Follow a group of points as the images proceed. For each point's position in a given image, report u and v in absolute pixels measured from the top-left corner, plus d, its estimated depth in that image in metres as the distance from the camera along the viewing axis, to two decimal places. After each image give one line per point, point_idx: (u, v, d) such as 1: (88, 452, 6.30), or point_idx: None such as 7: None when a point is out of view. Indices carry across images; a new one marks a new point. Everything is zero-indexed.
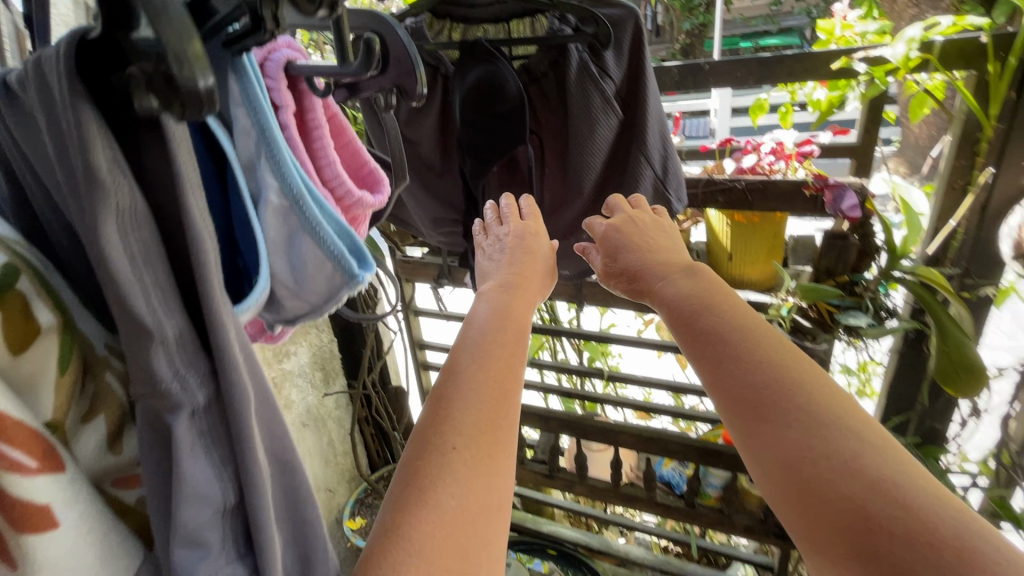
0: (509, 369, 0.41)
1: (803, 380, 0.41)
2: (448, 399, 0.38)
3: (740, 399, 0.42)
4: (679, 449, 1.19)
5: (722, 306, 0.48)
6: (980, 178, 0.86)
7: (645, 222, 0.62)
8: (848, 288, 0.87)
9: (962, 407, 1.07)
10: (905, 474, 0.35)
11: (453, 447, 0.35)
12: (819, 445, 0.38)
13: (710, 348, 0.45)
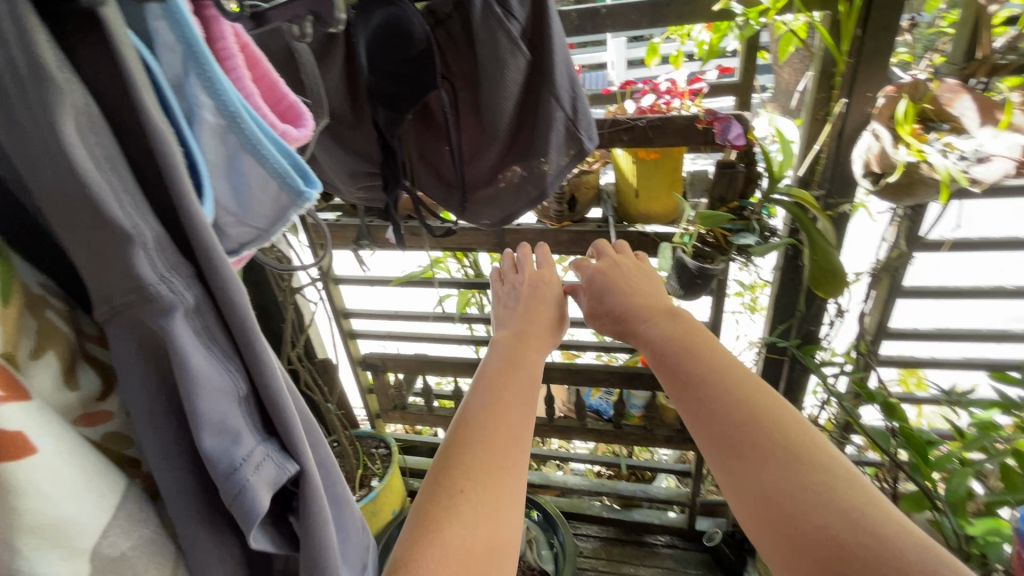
0: (515, 418, 0.53)
1: (781, 424, 0.51)
2: (459, 449, 0.49)
3: (716, 432, 0.53)
4: (604, 377, 1.30)
5: (700, 351, 0.60)
6: (836, 108, 1.00)
7: (626, 271, 0.79)
8: (738, 212, 0.98)
9: (830, 309, 1.26)
10: (870, 506, 0.45)
11: (460, 492, 0.45)
12: (796, 481, 0.47)
13: (691, 388, 0.57)
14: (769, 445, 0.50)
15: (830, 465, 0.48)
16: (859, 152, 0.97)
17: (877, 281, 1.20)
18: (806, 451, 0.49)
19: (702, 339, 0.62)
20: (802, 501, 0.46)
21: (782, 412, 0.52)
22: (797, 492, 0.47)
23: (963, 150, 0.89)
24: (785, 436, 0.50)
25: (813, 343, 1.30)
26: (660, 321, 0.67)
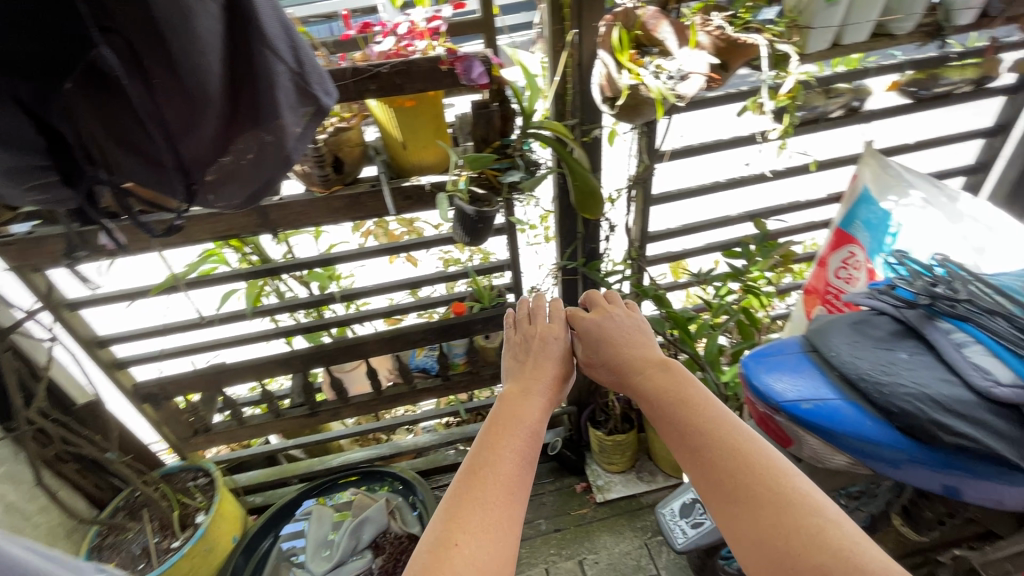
0: (514, 470, 0.68)
1: (778, 472, 0.60)
2: (463, 500, 0.63)
3: (710, 476, 0.63)
4: (419, 335, 1.31)
5: (692, 405, 0.71)
6: (569, 38, 1.07)
7: (621, 334, 0.93)
8: (502, 151, 1.00)
9: (604, 227, 1.44)
10: (857, 541, 0.52)
11: (455, 544, 0.58)
12: (792, 522, 0.55)
13: (691, 439, 0.67)
14: (768, 494, 0.58)
15: (820, 510, 0.56)
16: (596, 78, 1.06)
17: (632, 194, 1.37)
18: (801, 500, 0.57)
19: (694, 394, 0.73)
20: (806, 543, 0.53)
21: (777, 465, 0.61)
22: (799, 534, 0.54)
23: (668, 70, 1.03)
24: (779, 484, 0.59)
25: (595, 259, 1.47)
26: (649, 374, 0.82)
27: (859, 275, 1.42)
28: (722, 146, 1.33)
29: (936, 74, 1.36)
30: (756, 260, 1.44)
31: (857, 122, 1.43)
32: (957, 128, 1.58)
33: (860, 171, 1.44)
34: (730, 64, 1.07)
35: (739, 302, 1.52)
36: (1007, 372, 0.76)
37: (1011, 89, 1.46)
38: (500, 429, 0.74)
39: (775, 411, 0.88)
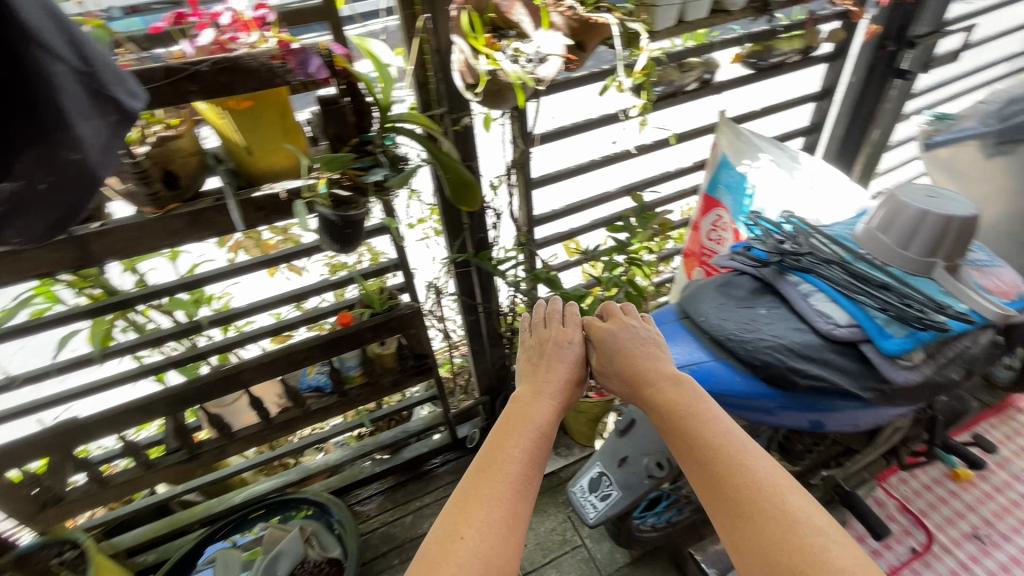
0: (523, 474, 0.75)
1: (780, 487, 0.64)
2: (472, 501, 0.70)
3: (716, 490, 0.67)
4: (306, 352, 1.22)
5: (705, 418, 0.75)
6: (423, 24, 1.04)
7: (628, 337, 0.91)
8: (362, 148, 0.93)
9: (490, 215, 1.42)
10: (844, 553, 0.57)
11: (461, 537, 0.66)
12: (790, 537, 0.60)
13: (701, 451, 0.71)
14: (771, 511, 0.62)
15: (819, 527, 0.60)
16: (456, 68, 1.02)
17: (513, 179, 1.37)
18: (801, 515, 0.61)
19: (705, 407, 0.77)
20: (802, 560, 0.58)
21: (778, 481, 0.65)
22: (795, 552, 0.58)
23: (528, 52, 0.99)
24: (780, 499, 0.63)
25: (485, 249, 1.45)
26: (664, 382, 0.83)
27: (727, 236, 1.53)
28: (592, 125, 1.37)
29: (770, 46, 1.50)
30: (637, 232, 1.51)
31: (710, 94, 1.54)
32: (792, 94, 1.76)
33: (718, 140, 1.54)
34: (586, 44, 1.08)
35: (627, 273, 1.59)
36: (842, 313, 0.87)
37: (830, 57, 1.65)
38: (515, 435, 0.80)
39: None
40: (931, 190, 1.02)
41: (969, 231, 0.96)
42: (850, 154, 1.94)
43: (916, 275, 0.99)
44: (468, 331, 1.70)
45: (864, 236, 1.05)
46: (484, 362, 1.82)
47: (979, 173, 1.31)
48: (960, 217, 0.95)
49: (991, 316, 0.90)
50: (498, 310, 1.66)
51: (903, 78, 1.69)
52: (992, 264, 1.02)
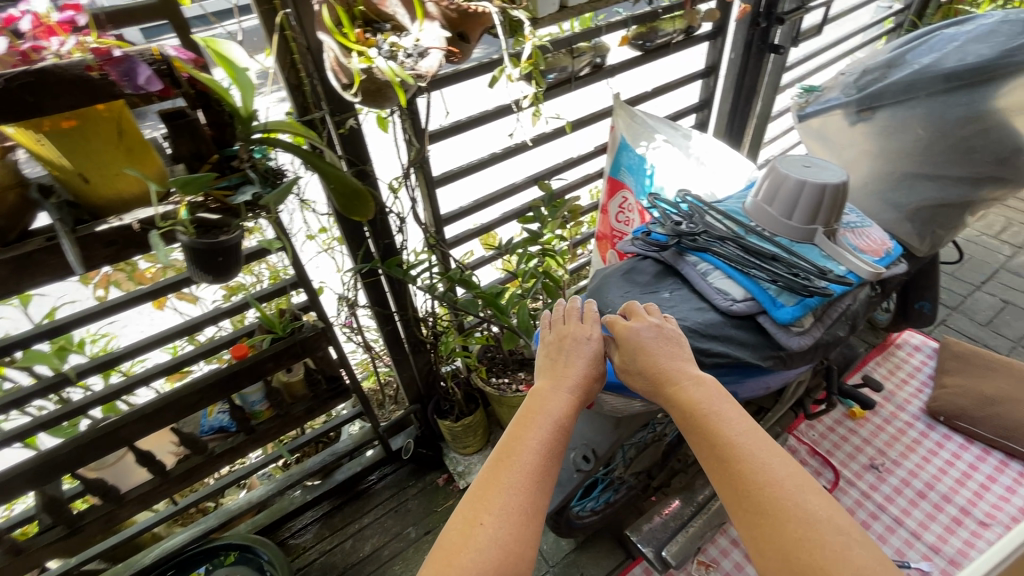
0: (539, 466, 0.74)
1: (799, 487, 0.66)
2: (492, 489, 0.71)
3: (739, 489, 0.68)
4: (197, 395, 1.10)
5: (731, 419, 0.74)
6: (284, 19, 0.94)
7: (652, 334, 0.85)
8: (226, 165, 0.83)
9: (394, 220, 1.35)
10: (859, 550, 0.60)
11: (482, 523, 0.68)
12: (810, 535, 0.62)
13: (724, 451, 0.72)
14: (793, 510, 0.64)
15: (840, 526, 0.62)
16: (328, 70, 0.94)
17: (413, 178, 1.31)
18: (821, 513, 0.63)
19: (728, 406, 0.76)
20: (821, 559, 0.60)
21: (797, 482, 0.67)
22: (817, 551, 0.60)
23: (407, 47, 0.95)
24: (802, 498, 0.65)
25: (393, 255, 1.38)
26: (688, 380, 0.80)
27: (634, 217, 1.56)
28: (487, 118, 1.33)
29: (654, 27, 1.53)
30: (547, 222, 1.50)
31: (602, 78, 1.55)
32: (680, 72, 1.82)
33: (615, 123, 1.55)
34: (467, 34, 1.02)
35: (542, 265, 1.58)
36: (738, 288, 0.91)
37: (711, 35, 1.72)
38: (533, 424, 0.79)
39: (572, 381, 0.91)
40: (805, 159, 1.08)
41: (841, 196, 1.03)
42: (737, 128, 2.05)
43: (800, 242, 1.05)
44: (388, 341, 1.61)
45: (753, 209, 1.10)
46: (410, 370, 1.74)
47: (846, 140, 1.42)
48: (833, 183, 1.01)
49: (865, 275, 0.98)
50: (416, 316, 1.59)
51: (776, 52, 1.81)
52: (863, 225, 1.11)
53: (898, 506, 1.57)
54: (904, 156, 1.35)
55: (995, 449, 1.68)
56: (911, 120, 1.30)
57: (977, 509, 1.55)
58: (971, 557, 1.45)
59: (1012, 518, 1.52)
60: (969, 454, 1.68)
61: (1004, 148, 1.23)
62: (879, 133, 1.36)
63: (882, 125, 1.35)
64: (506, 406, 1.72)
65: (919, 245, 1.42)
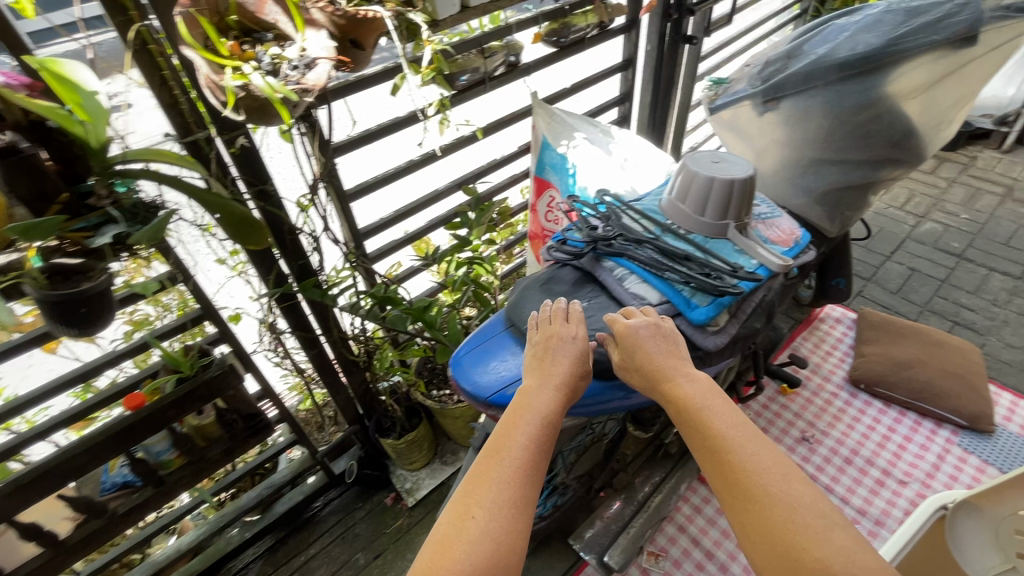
0: (530, 460, 0.70)
1: (786, 476, 0.68)
2: (482, 483, 0.67)
3: (729, 477, 0.70)
4: (87, 454, 1.00)
5: (721, 411, 0.75)
6: (146, 32, 0.84)
7: (649, 332, 0.85)
8: (81, 204, 0.74)
9: (306, 239, 1.27)
10: (840, 534, 0.62)
11: (474, 517, 0.64)
12: (797, 521, 0.64)
13: (717, 442, 0.73)
14: (782, 497, 0.66)
15: (824, 513, 0.65)
16: (204, 88, 0.85)
17: (324, 193, 1.23)
18: (807, 500, 0.66)
19: (719, 400, 0.78)
20: (805, 538, 0.62)
21: (785, 471, 0.69)
22: (806, 536, 0.62)
23: (292, 58, 0.88)
24: (791, 486, 0.67)
25: (310, 276, 1.30)
26: (680, 375, 0.80)
27: (562, 216, 1.55)
28: (398, 126, 1.27)
29: (566, 23, 1.51)
30: (473, 227, 1.46)
31: (519, 77, 1.51)
32: (598, 66, 1.81)
33: (535, 123, 1.53)
34: (361, 41, 0.97)
35: (471, 272, 1.54)
36: (654, 293, 0.92)
37: (625, 28, 1.72)
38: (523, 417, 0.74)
39: (487, 408, 0.86)
40: (714, 155, 1.09)
41: (750, 190, 1.04)
42: (660, 118, 2.08)
43: (714, 238, 1.06)
44: (316, 364, 1.52)
45: (669, 207, 1.11)
46: (345, 392, 1.66)
47: (757, 129, 1.47)
48: (741, 178, 1.03)
49: (775, 268, 0.99)
50: (344, 336, 1.51)
51: (689, 43, 1.83)
52: (774, 215, 1.13)
53: (828, 475, 1.66)
54: (809, 143, 1.40)
55: (909, 410, 1.81)
56: (813, 109, 1.35)
57: (897, 469, 1.66)
58: (893, 515, 1.55)
59: (926, 473, 1.64)
60: (887, 417, 1.80)
61: (896, 132, 1.30)
62: (786, 122, 1.41)
63: (787, 114, 1.39)
64: (448, 418, 1.67)
65: (829, 226, 1.49)
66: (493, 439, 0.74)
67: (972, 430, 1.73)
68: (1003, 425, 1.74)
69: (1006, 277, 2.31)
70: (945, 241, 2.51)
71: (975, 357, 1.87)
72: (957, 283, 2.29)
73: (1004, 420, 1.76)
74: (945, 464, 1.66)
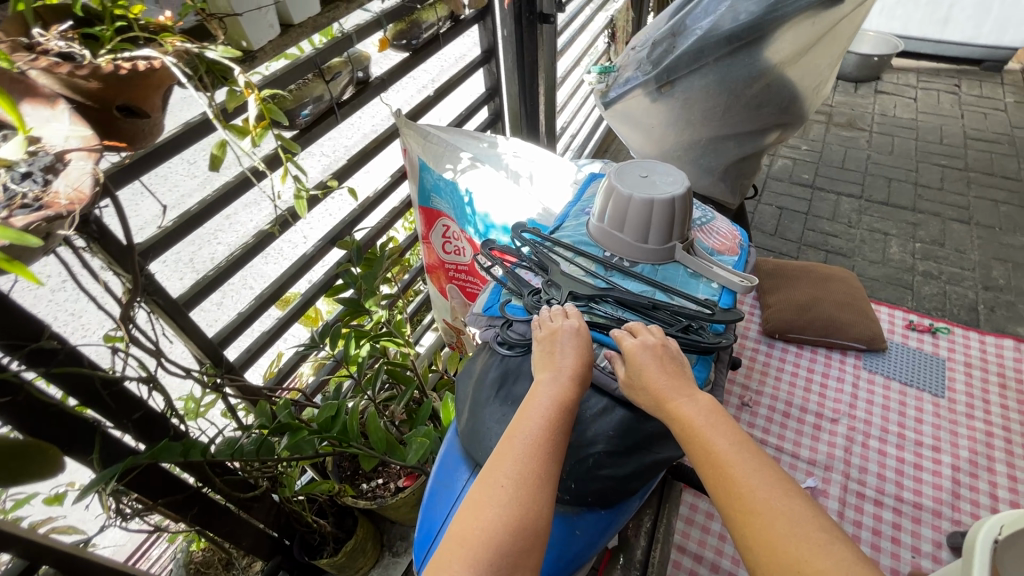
0: (551, 437, 0.65)
1: (793, 495, 0.59)
2: (501, 459, 0.63)
3: (726, 493, 0.61)
4: None
5: (723, 429, 0.65)
6: None
7: (652, 352, 0.73)
8: None
9: (136, 380, 0.89)
10: (853, 552, 0.53)
11: (499, 486, 0.60)
12: (800, 538, 0.55)
13: (716, 457, 0.63)
14: (786, 510, 0.58)
15: (836, 532, 0.56)
16: None
17: (146, 309, 0.86)
18: (816, 517, 0.57)
19: (718, 415, 0.68)
20: (808, 551, 0.54)
21: (793, 489, 0.60)
22: (813, 552, 0.54)
23: (14, 160, 0.51)
24: (796, 503, 0.58)
25: (156, 424, 0.93)
26: (680, 393, 0.69)
27: (464, 245, 1.29)
28: (229, 195, 0.93)
29: (414, 20, 1.23)
30: (365, 290, 1.19)
31: (373, 95, 1.22)
32: (457, 64, 1.57)
33: (406, 145, 1.25)
34: (138, 106, 0.64)
35: (379, 348, 1.26)
36: None
37: (479, 17, 1.49)
38: (537, 394, 0.69)
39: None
40: (642, 168, 0.97)
41: (689, 204, 0.92)
42: (532, 106, 1.89)
43: (662, 264, 0.92)
44: (200, 523, 1.11)
45: (600, 234, 0.95)
46: (252, 530, 1.26)
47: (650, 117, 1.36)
48: (680, 194, 0.89)
49: (739, 289, 0.87)
50: (234, 478, 1.11)
51: (548, 22, 1.66)
52: (708, 219, 1.03)
53: (775, 434, 1.66)
54: (706, 124, 1.32)
55: (819, 347, 1.90)
56: (706, 89, 1.26)
57: (826, 408, 1.72)
58: (836, 456, 1.59)
59: (850, 404, 1.72)
60: (804, 359, 1.87)
61: (785, 100, 1.27)
62: (681, 106, 1.31)
63: (682, 98, 1.30)
64: (389, 514, 1.38)
65: (732, 201, 1.46)
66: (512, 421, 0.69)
67: (870, 351, 1.87)
68: (891, 340, 1.91)
69: (852, 198, 2.58)
70: (798, 174, 2.74)
71: (855, 283, 2.04)
72: (817, 213, 2.51)
73: (889, 333, 1.94)
74: (860, 391, 1.76)
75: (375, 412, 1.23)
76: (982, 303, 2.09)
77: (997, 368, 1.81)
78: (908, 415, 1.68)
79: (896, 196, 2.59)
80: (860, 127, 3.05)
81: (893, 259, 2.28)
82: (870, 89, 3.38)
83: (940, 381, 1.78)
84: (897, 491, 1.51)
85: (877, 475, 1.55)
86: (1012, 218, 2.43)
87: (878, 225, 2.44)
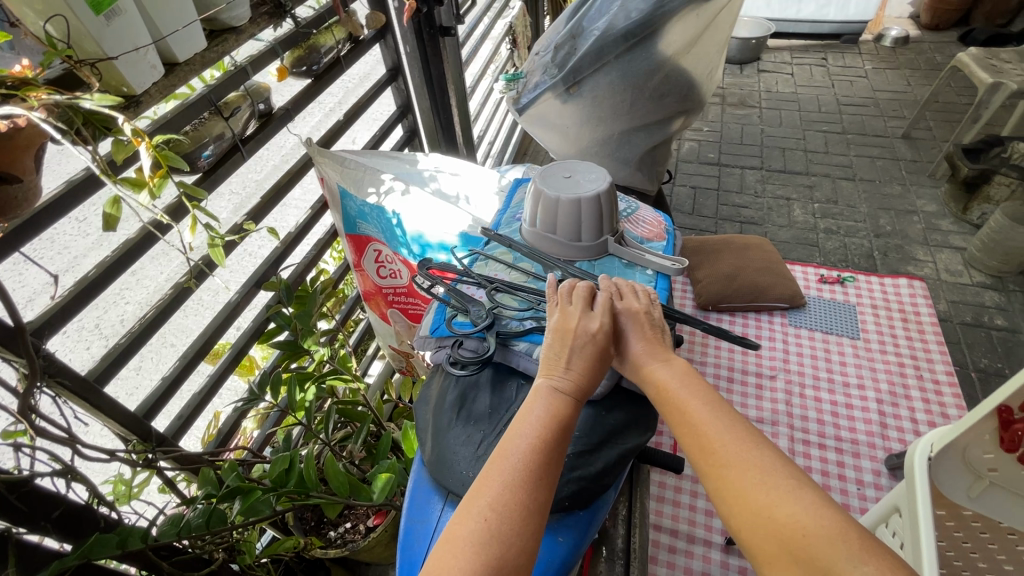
0: (541, 460, 0.61)
1: (763, 446, 0.62)
2: (488, 480, 0.59)
3: (700, 449, 0.63)
4: None
5: (697, 390, 0.68)
6: None
7: (631, 324, 0.78)
8: None
9: (50, 476, 0.79)
10: (818, 496, 0.56)
11: (481, 518, 0.56)
12: (766, 482, 0.58)
13: (692, 418, 0.66)
14: (756, 461, 0.60)
15: (805, 481, 0.58)
16: None
17: (52, 393, 0.76)
18: (785, 465, 0.59)
19: (694, 380, 0.70)
20: (777, 499, 0.56)
21: (764, 443, 0.62)
22: (780, 496, 0.56)
23: None
24: (766, 454, 0.61)
25: (87, 517, 0.84)
26: (656, 358, 0.74)
27: (399, 268, 1.25)
28: (132, 253, 0.86)
29: (311, 46, 1.18)
30: (303, 330, 1.12)
31: (279, 127, 1.16)
32: (363, 86, 1.54)
33: (323, 174, 1.20)
34: (9, 171, 0.57)
35: (327, 388, 1.21)
36: None
37: (379, 37, 1.47)
38: (534, 406, 0.67)
39: None
40: (565, 169, 0.99)
41: (614, 199, 0.95)
42: (446, 119, 1.89)
43: (597, 260, 0.95)
44: None
45: (534, 238, 0.97)
46: None
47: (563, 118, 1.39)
48: (604, 191, 0.92)
49: (673, 273, 0.91)
50: (184, 557, 1.01)
51: (449, 34, 1.66)
52: (633, 210, 1.08)
53: None
54: (616, 119, 1.38)
55: (748, 312, 2.01)
56: (611, 86, 1.31)
57: (764, 367, 1.82)
58: (780, 411, 1.69)
59: (784, 358, 1.84)
60: (738, 325, 1.97)
61: (683, 88, 1.35)
62: (590, 104, 1.36)
63: (590, 97, 1.34)
64: (363, 558, 1.31)
65: (651, 187, 1.53)
66: (502, 441, 0.66)
67: (793, 308, 2.00)
68: (809, 295, 2.07)
69: (754, 170, 2.80)
70: (704, 154, 2.92)
71: (769, 247, 2.21)
72: (727, 188, 2.69)
73: (805, 289, 2.10)
74: (791, 346, 1.88)
75: (332, 456, 1.17)
76: (877, 250, 2.32)
77: (898, 305, 2.00)
78: (833, 360, 1.82)
79: (791, 163, 2.83)
80: (750, 105, 3.31)
81: (798, 221, 2.49)
82: (753, 69, 3.68)
83: (854, 325, 1.94)
84: (836, 433, 1.62)
85: (817, 421, 1.65)
86: (887, 170, 2.74)
87: (780, 192, 2.66)
